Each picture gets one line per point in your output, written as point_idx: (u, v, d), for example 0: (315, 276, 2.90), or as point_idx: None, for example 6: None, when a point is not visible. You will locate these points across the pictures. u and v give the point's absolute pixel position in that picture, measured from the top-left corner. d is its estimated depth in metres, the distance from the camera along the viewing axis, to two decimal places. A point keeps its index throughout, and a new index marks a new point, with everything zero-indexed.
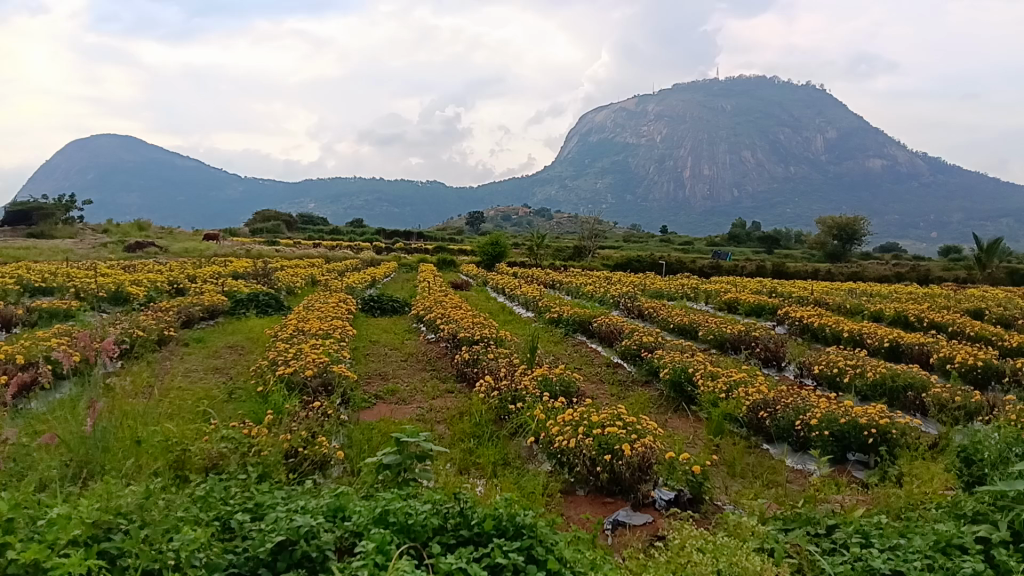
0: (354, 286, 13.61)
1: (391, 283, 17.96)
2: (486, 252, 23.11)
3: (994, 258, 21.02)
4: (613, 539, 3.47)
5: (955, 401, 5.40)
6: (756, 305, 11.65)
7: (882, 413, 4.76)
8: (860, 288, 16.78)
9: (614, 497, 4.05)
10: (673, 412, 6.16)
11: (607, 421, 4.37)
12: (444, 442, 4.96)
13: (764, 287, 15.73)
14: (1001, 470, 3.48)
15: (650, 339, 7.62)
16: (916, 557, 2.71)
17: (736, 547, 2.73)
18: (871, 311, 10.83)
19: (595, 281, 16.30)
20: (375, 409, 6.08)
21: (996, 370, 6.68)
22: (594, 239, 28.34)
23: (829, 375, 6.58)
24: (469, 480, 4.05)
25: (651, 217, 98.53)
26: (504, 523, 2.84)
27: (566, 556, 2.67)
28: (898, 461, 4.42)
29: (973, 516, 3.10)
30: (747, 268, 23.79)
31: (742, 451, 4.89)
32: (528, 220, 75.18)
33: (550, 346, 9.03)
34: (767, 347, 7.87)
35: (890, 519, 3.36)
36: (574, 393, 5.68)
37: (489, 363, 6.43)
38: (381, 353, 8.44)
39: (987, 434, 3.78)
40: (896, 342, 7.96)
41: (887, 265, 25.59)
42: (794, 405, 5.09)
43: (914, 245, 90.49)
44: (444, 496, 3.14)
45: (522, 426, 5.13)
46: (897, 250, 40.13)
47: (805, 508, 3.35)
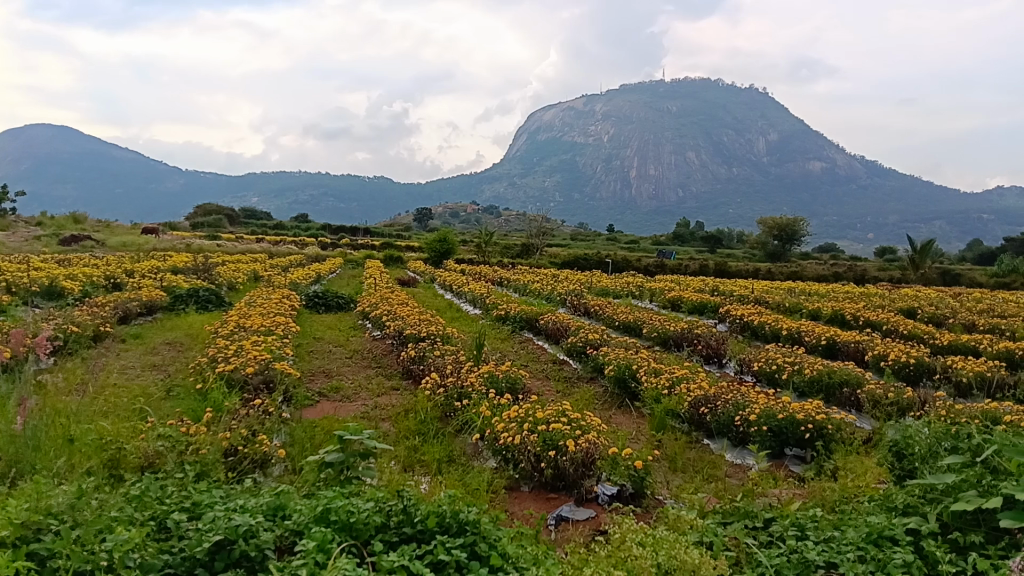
0: (299, 281, 13.44)
1: (337, 279, 17.78)
2: (434, 248, 23.05)
3: (927, 259, 21.71)
4: (556, 534, 3.49)
5: (888, 397, 5.58)
6: (698, 303, 11.85)
7: (818, 409, 4.88)
8: (799, 287, 17.19)
9: (557, 493, 4.07)
10: (616, 408, 6.22)
11: (552, 417, 4.40)
12: (388, 439, 4.93)
13: (708, 286, 15.95)
14: (931, 464, 3.60)
15: (595, 337, 7.67)
16: (848, 549, 2.79)
17: (676, 541, 2.77)
18: (809, 309, 11.09)
19: (542, 278, 16.35)
20: (317, 406, 6.00)
21: (927, 367, 6.91)
22: (542, 236, 28.44)
23: (768, 372, 6.72)
24: (413, 477, 4.03)
25: (598, 215, 99.27)
26: (448, 520, 2.83)
27: (509, 552, 2.69)
28: (834, 455, 4.55)
29: (904, 508, 3.19)
30: (690, 267, 24.18)
31: (683, 447, 4.97)
32: (476, 218, 75.13)
33: (496, 343, 9.03)
34: (709, 344, 8.00)
35: (825, 512, 3.44)
36: (519, 389, 5.67)
37: (435, 360, 6.41)
38: (325, 350, 8.33)
39: (918, 429, 3.91)
40: (833, 340, 8.16)
41: (827, 265, 26.19)
42: (734, 400, 5.19)
43: (851, 245, 93.02)
44: (386, 494, 3.11)
45: (467, 423, 5.12)
46: (835, 250, 41.23)
47: (744, 502, 3.41)
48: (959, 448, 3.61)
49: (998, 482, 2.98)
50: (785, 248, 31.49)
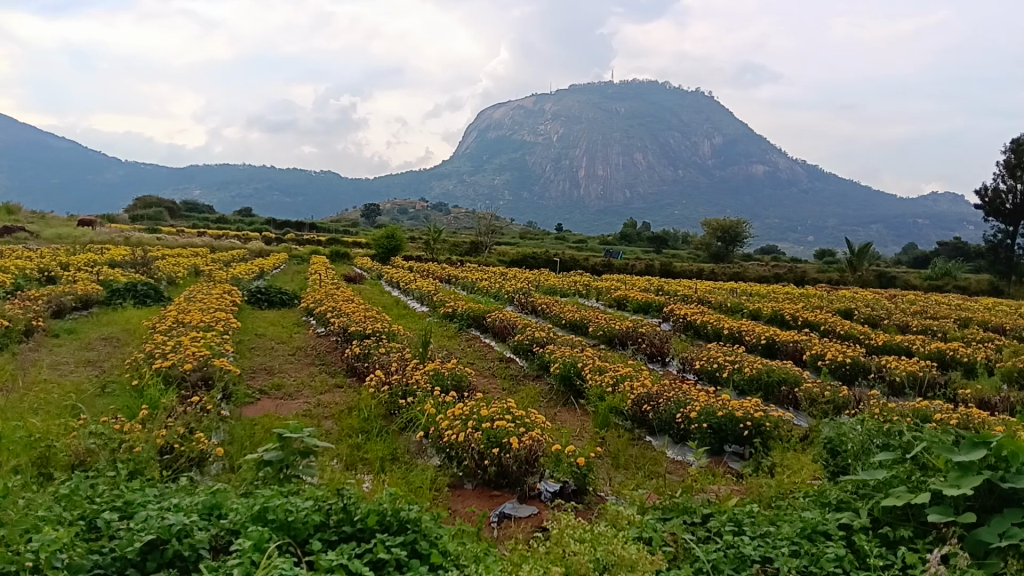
0: (241, 277, 13.18)
1: (282, 274, 17.57)
2: (381, 245, 22.92)
3: (865, 261, 22.32)
4: (498, 531, 3.50)
5: (825, 396, 5.71)
6: (644, 302, 11.99)
7: (757, 407, 4.97)
8: (742, 287, 17.48)
9: (501, 490, 4.08)
10: (561, 405, 6.26)
11: (497, 415, 4.40)
12: (330, 437, 4.88)
13: (653, 286, 16.12)
14: (864, 460, 3.70)
15: (541, 335, 7.71)
16: (783, 543, 2.85)
17: (613, 537, 2.80)
18: (750, 310, 11.31)
19: (489, 276, 16.38)
20: (258, 404, 5.91)
21: (863, 366, 7.08)
22: (491, 235, 28.46)
23: (710, 370, 6.83)
24: (355, 476, 3.99)
25: (547, 213, 99.64)
26: (388, 518, 2.81)
27: (450, 550, 2.68)
28: (771, 452, 4.64)
29: (837, 503, 3.27)
30: (637, 267, 24.44)
31: (626, 444, 5.02)
32: (424, 215, 74.78)
33: (443, 340, 8.98)
34: (653, 343, 8.11)
35: (762, 507, 3.51)
36: (465, 387, 5.63)
37: (380, 358, 6.34)
38: (267, 347, 8.20)
39: (851, 427, 4.02)
40: (772, 340, 8.33)
41: (768, 266, 26.71)
42: (675, 398, 5.26)
43: (792, 249, 95.14)
44: (327, 492, 3.08)
45: (412, 421, 5.09)
46: (776, 253, 42.13)
47: (682, 497, 3.44)
48: (890, 445, 3.73)
49: (926, 478, 3.09)
50: (728, 250, 32.04)
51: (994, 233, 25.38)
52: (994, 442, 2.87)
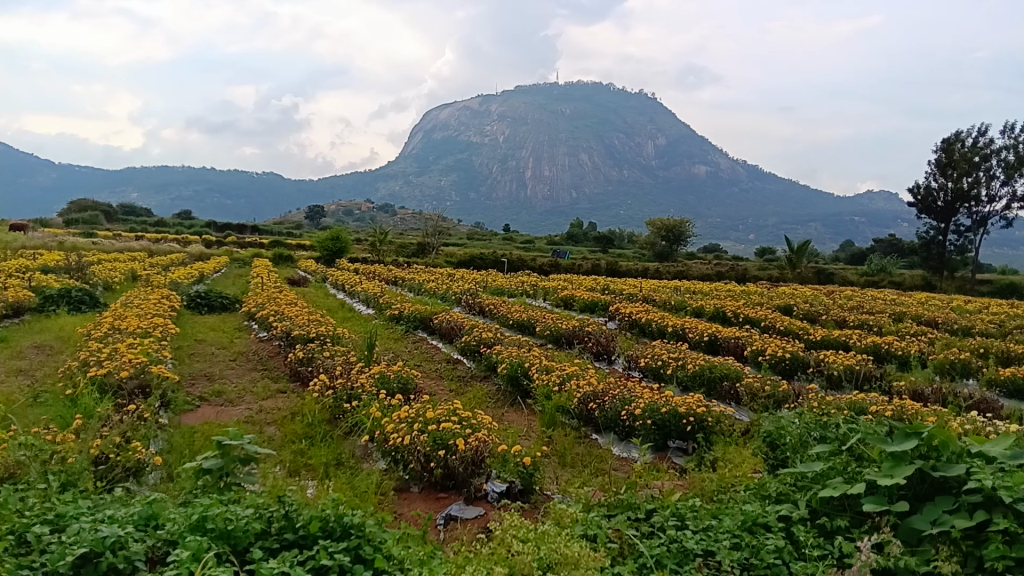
0: (181, 281, 12.88)
1: (223, 278, 17.23)
2: (326, 247, 22.67)
3: (804, 258, 22.82)
4: (444, 534, 3.48)
5: (765, 390, 5.83)
6: (590, 301, 12.09)
7: (699, 402, 5.06)
8: (685, 285, 17.68)
9: (447, 492, 4.06)
10: (508, 405, 6.27)
11: (443, 417, 4.38)
12: (274, 444, 4.81)
13: (599, 285, 16.25)
14: (802, 453, 3.79)
15: (488, 335, 7.70)
16: (725, 537, 2.90)
17: (556, 535, 2.81)
18: (693, 307, 11.49)
19: (437, 277, 16.32)
20: (197, 411, 5.78)
21: (802, 361, 7.26)
22: (437, 236, 28.36)
23: (654, 367, 6.93)
24: (298, 483, 3.93)
25: (493, 215, 99.59)
26: (331, 525, 2.78)
27: (394, 554, 2.66)
28: (713, 447, 4.71)
29: (777, 496, 3.34)
30: (583, 266, 24.63)
31: (572, 442, 5.06)
32: (370, 216, 74.25)
33: (389, 343, 8.92)
34: (599, 342, 8.18)
35: (704, 501, 3.56)
36: (411, 390, 5.59)
37: (324, 362, 6.26)
38: (207, 353, 8.02)
39: (790, 421, 4.12)
40: (714, 336, 8.47)
41: (711, 264, 27.12)
42: (620, 396, 5.32)
43: (734, 247, 96.80)
44: (268, 500, 3.03)
45: (357, 425, 5.03)
46: (719, 251, 42.86)
47: (627, 494, 3.47)
48: (827, 437, 3.83)
49: (861, 468, 3.17)
50: (672, 248, 32.44)
51: (926, 230, 26.20)
52: (925, 432, 2.97)
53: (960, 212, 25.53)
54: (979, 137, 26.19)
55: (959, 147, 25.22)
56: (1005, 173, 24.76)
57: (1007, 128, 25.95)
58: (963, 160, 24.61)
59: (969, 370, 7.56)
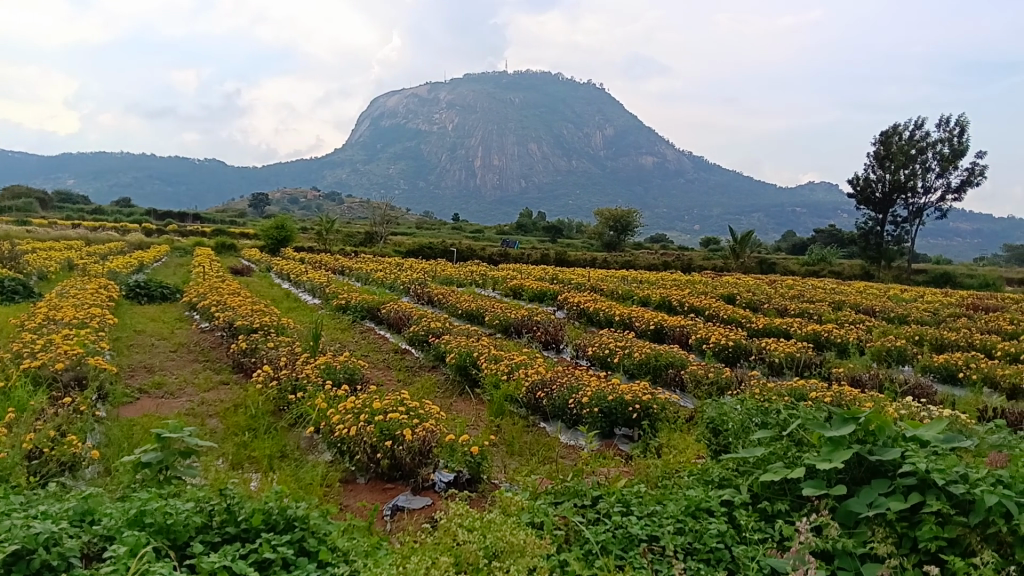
0: (119, 271, 12.49)
1: (163, 267, 16.82)
2: (270, 236, 22.26)
3: (747, 249, 23.21)
4: (391, 524, 3.46)
5: (709, 377, 5.92)
6: (538, 291, 12.12)
7: (646, 390, 5.12)
8: (631, 275, 17.84)
9: (394, 483, 4.04)
10: (457, 395, 6.25)
11: (389, 408, 4.34)
12: (216, 436, 4.72)
13: (547, 274, 16.28)
14: (744, 438, 3.87)
15: (437, 325, 7.67)
16: (669, 521, 2.94)
17: (503, 523, 2.81)
18: (640, 297, 11.60)
19: (384, 267, 16.18)
20: (137, 403, 5.64)
21: (745, 348, 7.39)
22: (385, 225, 28.09)
23: (601, 356, 6.98)
24: (241, 475, 3.87)
25: (443, 204, 98.96)
26: (275, 517, 2.74)
27: (339, 546, 2.63)
28: (659, 433, 4.77)
29: (719, 481, 3.39)
30: (532, 256, 24.70)
31: (521, 431, 5.07)
32: (316, 206, 73.22)
33: (335, 333, 8.81)
34: (548, 331, 8.21)
35: (649, 487, 3.60)
36: (358, 380, 5.54)
37: (269, 352, 6.16)
38: (146, 344, 7.82)
39: (732, 408, 4.21)
40: (660, 325, 8.57)
41: (657, 254, 27.41)
42: (568, 385, 5.35)
43: (680, 236, 98.00)
44: (208, 493, 2.96)
45: (302, 416, 4.96)
46: (666, 241, 43.27)
47: (573, 481, 3.49)
48: (768, 423, 3.90)
49: (800, 453, 3.24)
50: (620, 239, 32.65)
51: (865, 221, 26.86)
52: (863, 417, 3.04)
53: (897, 203, 26.25)
54: (916, 131, 26.93)
55: (896, 140, 25.93)
56: (940, 165, 25.52)
57: (942, 122, 26.70)
58: (900, 153, 25.31)
59: (905, 357, 7.80)
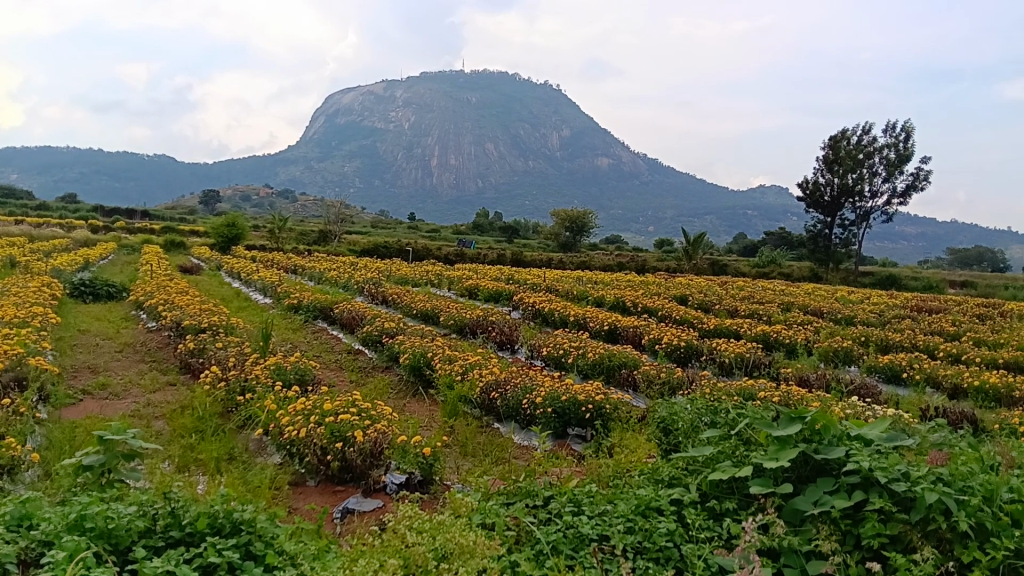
0: (63, 269, 12.16)
1: (110, 265, 16.42)
2: (221, 234, 21.87)
3: (699, 250, 23.50)
4: (340, 527, 3.43)
5: (661, 377, 5.98)
6: (494, 292, 12.12)
7: (598, 390, 5.15)
8: (586, 275, 17.96)
9: (344, 485, 4.01)
10: (410, 396, 6.22)
11: (340, 409, 4.31)
12: (162, 439, 4.62)
13: (502, 275, 16.30)
14: (694, 437, 3.92)
15: (390, 326, 7.62)
16: (619, 521, 2.96)
17: (453, 525, 2.80)
18: (594, 297, 11.66)
19: (337, 266, 16.01)
20: (80, 405, 5.50)
21: (696, 349, 7.49)
22: (339, 223, 27.82)
23: (556, 356, 7.00)
24: (187, 479, 3.80)
25: (399, 203, 98.27)
26: (220, 521, 2.69)
27: (287, 550, 2.60)
28: (611, 433, 4.80)
29: (669, 480, 3.43)
30: (488, 256, 24.67)
31: (474, 431, 5.06)
32: (270, 204, 72.19)
33: (287, 333, 8.70)
34: (503, 331, 8.20)
35: (601, 487, 3.63)
36: (309, 381, 5.48)
37: (217, 353, 6.06)
38: (91, 344, 7.62)
39: (683, 408, 4.26)
40: (614, 326, 8.63)
41: (612, 255, 27.65)
42: (522, 385, 5.36)
43: (635, 237, 98.81)
44: (152, 497, 2.90)
45: (250, 418, 4.89)
46: (620, 242, 43.63)
47: (525, 482, 3.49)
48: (716, 423, 3.96)
49: (748, 453, 3.29)
50: (575, 239, 32.81)
51: (814, 223, 27.40)
52: (809, 416, 3.09)
53: (845, 207, 26.83)
54: (863, 136, 27.56)
55: (844, 144, 26.51)
56: (887, 170, 26.15)
57: (889, 128, 27.35)
58: (848, 157, 25.91)
59: (851, 358, 7.97)
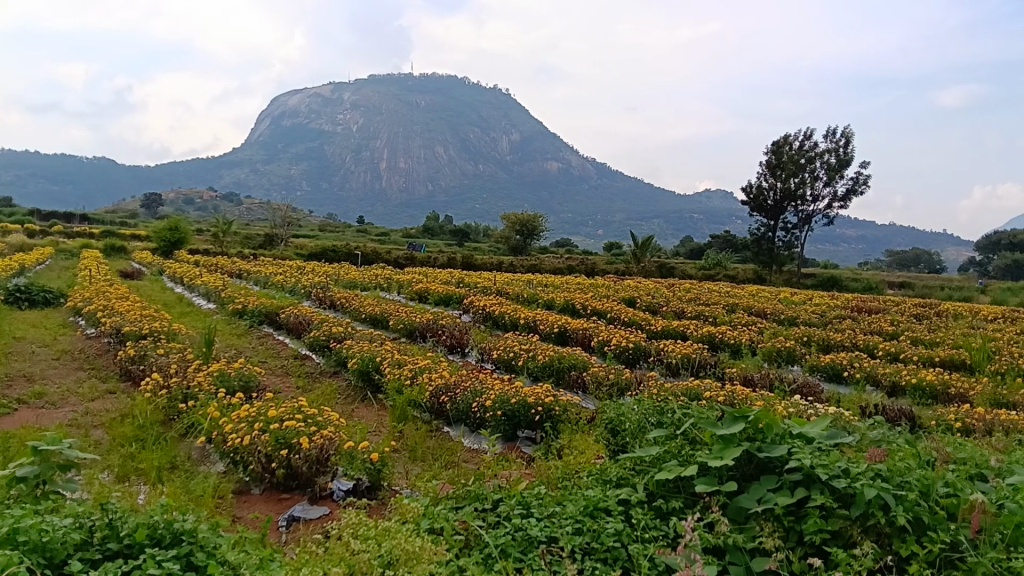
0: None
1: (46, 270, 15.94)
2: (163, 239, 21.38)
3: (647, 253, 23.76)
4: (286, 536, 3.39)
5: (610, 379, 6.03)
6: (444, 295, 12.10)
7: (547, 392, 5.18)
8: (536, 279, 18.00)
9: (290, 493, 3.95)
10: (359, 401, 6.16)
11: (286, 416, 4.25)
12: (101, 449, 4.49)
13: (453, 278, 16.25)
14: (641, 438, 3.96)
15: (338, 330, 7.54)
16: (568, 522, 2.98)
17: (399, 531, 2.78)
18: (544, 300, 11.72)
19: (284, 270, 15.80)
20: (14, 415, 5.31)
21: (644, 350, 7.58)
22: (286, 227, 27.41)
23: (506, 358, 7.01)
24: (128, 489, 3.71)
25: (347, 206, 97.30)
26: (160, 532, 2.63)
27: (229, 559, 2.55)
28: (560, 434, 4.83)
29: (617, 480, 3.46)
30: (438, 259, 24.58)
31: (424, 435, 5.04)
32: (214, 207, 70.83)
33: (231, 339, 8.54)
34: (453, 335, 8.17)
35: (549, 488, 3.64)
36: (253, 388, 5.38)
37: (158, 360, 5.93)
38: (27, 352, 7.39)
39: (631, 409, 4.31)
40: (564, 328, 8.67)
41: (563, 258, 27.78)
42: (471, 389, 5.36)
43: (585, 240, 99.34)
44: (90, 508, 2.82)
45: (192, 426, 4.79)
46: (569, 245, 43.93)
47: (474, 485, 3.48)
48: (663, 422, 4.01)
49: (694, 451, 3.34)
50: (525, 243, 32.87)
51: (757, 227, 27.93)
52: (751, 415, 3.14)
53: (788, 210, 27.42)
54: (805, 141, 28.17)
55: (787, 149, 27.06)
56: (828, 174, 26.78)
57: (830, 133, 27.97)
58: (790, 162, 26.50)
59: (794, 357, 8.15)
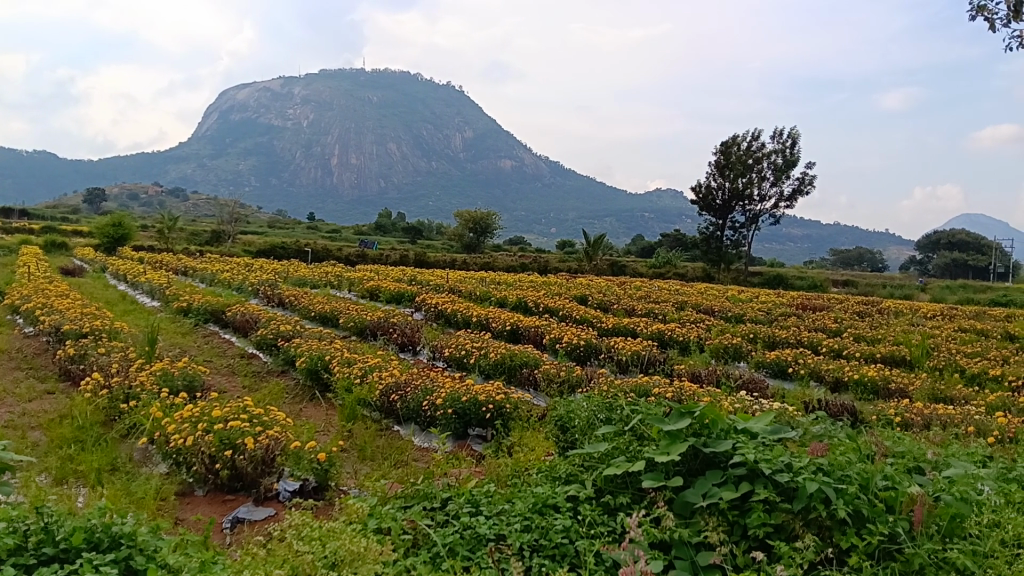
0: None
1: None
2: (107, 235, 20.85)
3: (599, 251, 23.92)
4: (230, 537, 3.35)
5: (560, 376, 6.07)
6: (395, 293, 12.03)
7: (498, 390, 5.18)
8: (488, 277, 18.02)
9: (235, 494, 3.89)
10: (306, 400, 6.09)
11: (231, 415, 4.18)
12: (38, 450, 4.37)
13: (404, 276, 16.17)
14: (590, 434, 3.99)
15: (286, 329, 7.45)
16: (516, 520, 2.99)
17: (345, 531, 2.76)
18: (496, 298, 11.74)
19: (232, 267, 15.56)
20: None
21: (595, 348, 7.65)
22: (235, 224, 26.97)
23: (457, 357, 7.01)
24: (67, 492, 3.62)
25: (298, 202, 96.00)
26: (97, 536, 2.56)
27: (169, 562, 2.51)
28: (510, 432, 4.85)
29: (565, 477, 3.49)
30: (390, 257, 24.42)
31: (373, 434, 5.00)
32: (160, 203, 69.28)
33: (176, 337, 8.38)
34: (404, 333, 8.13)
35: (498, 486, 3.64)
36: (197, 388, 5.29)
37: (98, 359, 5.80)
38: None
39: (580, 405, 4.34)
40: (516, 326, 8.70)
41: (516, 256, 27.80)
42: (421, 387, 5.34)
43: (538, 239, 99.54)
44: (24, 512, 2.75)
45: (134, 427, 4.69)
46: (523, 242, 44.03)
47: (422, 484, 3.47)
48: (611, 419, 4.05)
49: (641, 447, 3.38)
50: (478, 240, 32.84)
51: (707, 225, 28.35)
52: (698, 411, 3.19)
53: (736, 210, 27.88)
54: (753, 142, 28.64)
55: (735, 149, 27.51)
56: (774, 175, 27.28)
57: (777, 134, 28.47)
58: (738, 163, 26.95)
59: (741, 354, 8.30)
